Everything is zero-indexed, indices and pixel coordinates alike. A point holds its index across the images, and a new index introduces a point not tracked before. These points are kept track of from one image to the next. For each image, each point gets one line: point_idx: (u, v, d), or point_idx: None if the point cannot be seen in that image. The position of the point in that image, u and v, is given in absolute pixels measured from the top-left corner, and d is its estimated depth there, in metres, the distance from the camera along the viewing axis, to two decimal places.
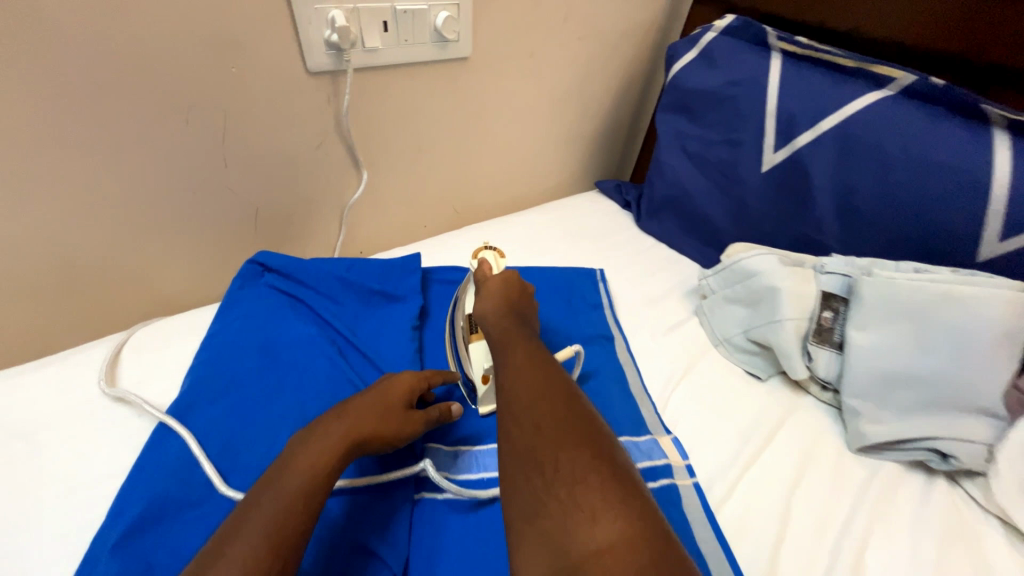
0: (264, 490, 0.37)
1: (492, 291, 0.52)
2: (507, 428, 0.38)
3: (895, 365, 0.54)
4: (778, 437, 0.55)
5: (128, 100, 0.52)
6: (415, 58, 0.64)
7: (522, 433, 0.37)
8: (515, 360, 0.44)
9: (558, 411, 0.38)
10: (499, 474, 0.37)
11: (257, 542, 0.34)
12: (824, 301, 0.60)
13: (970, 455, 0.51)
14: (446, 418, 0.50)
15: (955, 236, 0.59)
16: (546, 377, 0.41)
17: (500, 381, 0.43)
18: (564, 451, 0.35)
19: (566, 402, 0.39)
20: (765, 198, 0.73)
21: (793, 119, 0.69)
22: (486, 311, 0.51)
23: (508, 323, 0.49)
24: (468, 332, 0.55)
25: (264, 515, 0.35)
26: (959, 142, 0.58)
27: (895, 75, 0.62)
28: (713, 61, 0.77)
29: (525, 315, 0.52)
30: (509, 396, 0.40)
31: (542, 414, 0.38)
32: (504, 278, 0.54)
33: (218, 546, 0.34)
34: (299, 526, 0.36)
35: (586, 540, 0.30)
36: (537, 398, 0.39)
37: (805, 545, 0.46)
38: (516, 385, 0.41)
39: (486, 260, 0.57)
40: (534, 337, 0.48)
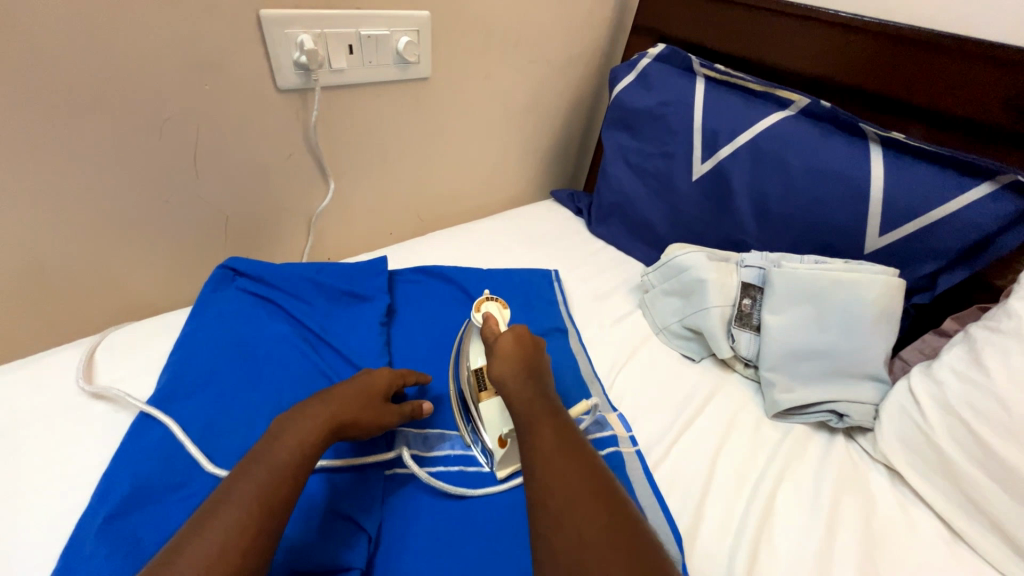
0: (253, 461, 0.41)
1: (508, 355, 0.54)
2: (551, 538, 0.38)
3: (801, 342, 0.64)
4: (708, 408, 0.64)
5: (105, 114, 0.56)
6: (379, 78, 0.70)
7: (564, 541, 0.37)
8: (546, 448, 0.44)
9: (602, 520, 0.38)
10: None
11: (250, 505, 0.38)
12: (744, 290, 0.70)
13: (861, 413, 0.61)
14: (418, 414, 0.54)
15: (846, 233, 0.70)
16: (582, 473, 0.41)
17: (533, 473, 0.42)
18: (615, 571, 0.34)
19: (608, 508, 0.39)
20: (696, 204, 0.83)
21: (715, 135, 0.79)
22: (507, 376, 0.52)
23: (532, 396, 0.49)
24: (478, 389, 0.57)
25: (255, 481, 0.39)
26: (846, 153, 0.69)
27: (794, 98, 0.73)
28: (648, 84, 0.87)
29: (545, 383, 0.52)
30: (546, 497, 0.40)
31: (587, 525, 0.37)
32: (515, 335, 0.56)
33: (212, 509, 0.38)
34: (287, 493, 0.40)
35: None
36: (578, 503, 0.39)
37: (727, 495, 0.54)
38: (553, 485, 0.40)
39: (491, 314, 0.59)
40: (558, 409, 0.49)
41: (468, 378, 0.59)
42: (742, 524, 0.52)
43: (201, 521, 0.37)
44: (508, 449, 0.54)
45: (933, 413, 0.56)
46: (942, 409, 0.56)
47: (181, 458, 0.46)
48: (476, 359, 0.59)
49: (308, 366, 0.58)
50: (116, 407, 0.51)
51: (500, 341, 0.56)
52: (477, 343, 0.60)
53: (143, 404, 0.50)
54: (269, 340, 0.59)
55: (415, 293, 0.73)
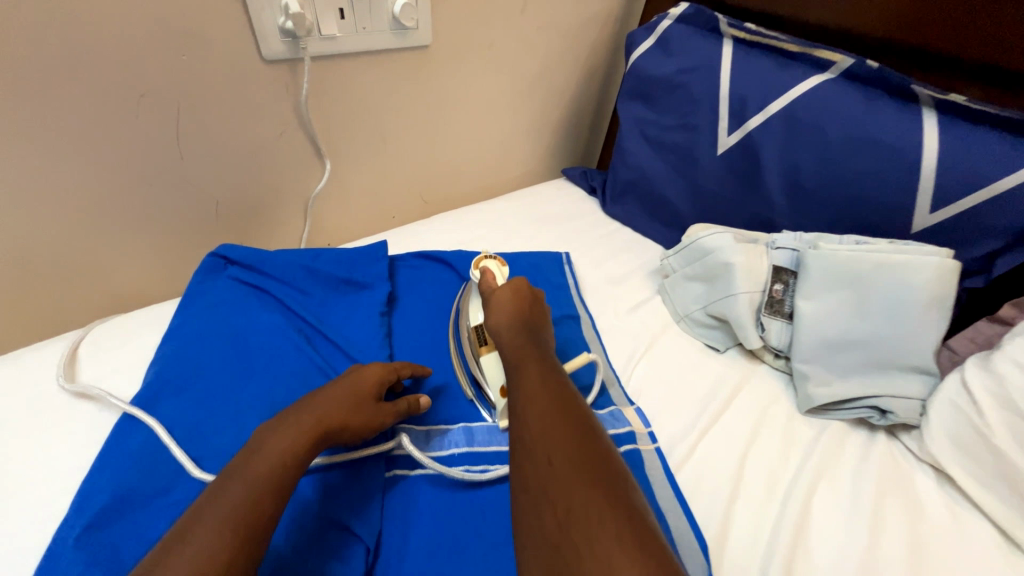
0: (230, 476, 0.37)
1: (502, 303, 0.54)
2: (524, 466, 0.38)
3: (839, 332, 0.58)
4: (734, 403, 0.58)
5: (76, 89, 0.51)
6: (374, 45, 0.64)
7: (534, 467, 0.37)
8: (528, 386, 0.43)
9: (573, 446, 0.37)
10: (515, 508, 0.37)
11: (224, 528, 0.34)
12: (775, 274, 0.64)
13: (906, 410, 0.56)
14: (415, 409, 0.50)
15: (891, 210, 0.63)
16: (560, 408, 0.41)
17: (515, 409, 0.42)
18: (579, 493, 0.34)
19: (580, 436, 0.38)
20: (720, 180, 0.76)
21: (743, 102, 0.72)
22: (499, 325, 0.52)
23: (522, 343, 0.49)
24: (478, 343, 0.57)
25: (230, 500, 0.36)
26: (895, 119, 0.61)
27: (836, 58, 0.65)
28: (669, 48, 0.79)
29: (539, 333, 0.52)
30: (522, 428, 0.40)
31: (557, 451, 0.37)
32: (512, 286, 0.56)
33: (180, 533, 0.34)
34: (267, 512, 0.36)
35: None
36: (550, 431, 0.38)
37: (756, 499, 0.50)
38: (530, 418, 0.40)
39: (489, 269, 0.60)
40: (548, 354, 0.49)
41: (469, 336, 0.59)
42: (774, 532, 0.47)
43: (167, 547, 0.33)
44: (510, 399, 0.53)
45: (991, 410, 0.50)
46: (1001, 404, 0.50)
47: (169, 460, 0.44)
48: (474, 316, 0.59)
49: (303, 360, 0.54)
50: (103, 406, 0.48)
51: (496, 293, 0.56)
52: (476, 301, 0.60)
53: (128, 403, 0.47)
54: (261, 332, 0.55)
55: (417, 280, 0.69)
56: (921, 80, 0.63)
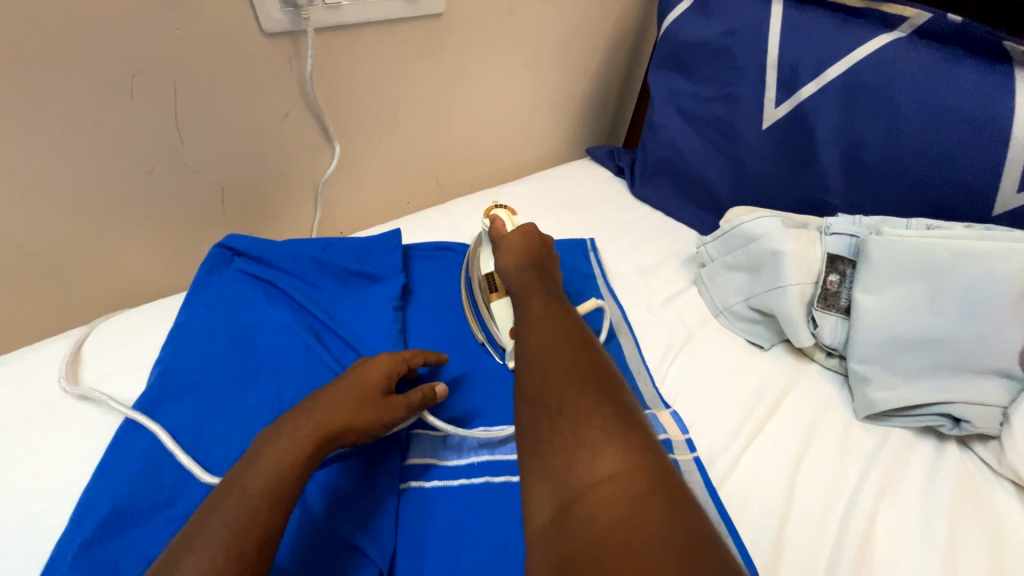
0: (223, 495, 0.34)
1: (513, 247, 0.54)
2: (523, 377, 0.39)
3: (905, 330, 0.51)
4: (782, 408, 0.53)
5: (65, 70, 0.47)
6: (382, 14, 0.58)
7: (532, 377, 0.38)
8: (534, 315, 0.45)
9: (569, 358, 0.38)
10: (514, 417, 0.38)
11: (215, 555, 0.31)
12: (830, 264, 0.57)
13: (983, 419, 0.49)
14: (430, 400, 0.46)
15: (968, 189, 0.55)
16: (563, 331, 0.42)
17: (520, 334, 0.44)
18: (572, 395, 0.35)
19: (577, 350, 0.39)
20: (765, 156, 0.69)
21: (795, 68, 0.64)
22: (510, 268, 0.53)
23: (530, 279, 0.50)
24: (489, 291, 0.56)
25: (220, 525, 0.33)
26: (977, 83, 0.53)
27: (907, 13, 0.56)
28: (708, 9, 0.71)
29: (549, 274, 0.52)
30: (524, 348, 0.41)
31: (553, 362, 0.38)
32: (523, 232, 0.55)
33: (168, 563, 0.31)
34: (261, 535, 0.33)
35: (588, 471, 0.31)
36: (549, 348, 0.40)
37: (811, 521, 0.44)
38: (533, 338, 0.42)
39: (499, 217, 0.57)
40: (555, 291, 0.49)
41: (480, 285, 0.58)
42: (834, 558, 0.42)
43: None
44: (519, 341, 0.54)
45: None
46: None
47: (173, 467, 0.41)
48: (485, 264, 0.58)
49: (312, 358, 0.50)
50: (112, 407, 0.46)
51: (506, 239, 0.55)
52: (487, 250, 0.59)
53: (130, 406, 0.45)
54: (269, 330, 0.52)
55: (434, 270, 0.65)
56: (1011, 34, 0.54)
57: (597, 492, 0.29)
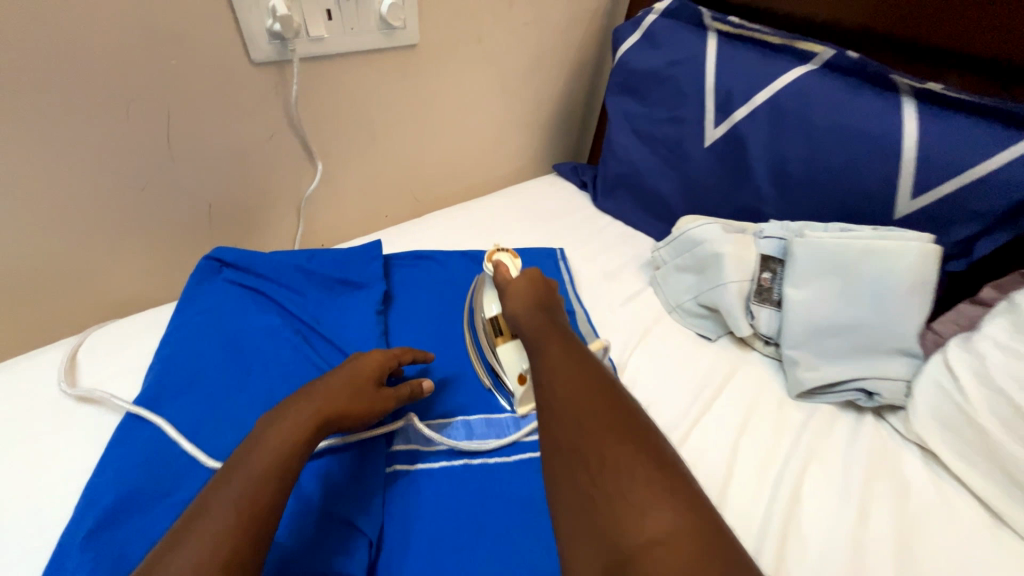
0: (233, 468, 0.38)
1: (518, 293, 0.55)
2: (551, 426, 0.38)
3: (826, 317, 0.60)
4: (727, 390, 0.60)
5: (65, 95, 0.51)
6: (362, 46, 0.64)
7: (564, 428, 0.37)
8: (551, 358, 0.44)
9: (600, 406, 0.38)
10: (545, 469, 0.37)
11: (229, 517, 0.35)
12: (763, 263, 0.65)
13: (891, 391, 0.57)
14: (418, 394, 0.52)
15: (874, 197, 0.64)
16: (585, 376, 0.41)
17: (542, 380, 0.43)
18: (610, 447, 0.34)
19: (606, 398, 0.39)
20: (708, 171, 0.77)
21: (729, 94, 0.73)
22: (518, 311, 0.53)
23: (541, 322, 0.50)
24: (494, 334, 0.59)
25: (232, 492, 0.37)
26: (875, 108, 0.63)
27: (817, 49, 0.66)
28: (656, 42, 0.80)
29: (556, 315, 0.53)
30: (549, 394, 0.41)
31: (585, 411, 0.37)
32: (528, 278, 0.57)
33: (186, 525, 0.35)
34: (270, 501, 0.37)
35: (638, 532, 0.30)
36: (577, 395, 0.39)
37: (750, 484, 0.51)
38: (556, 383, 0.41)
39: (502, 262, 0.59)
40: (569, 333, 0.49)
41: (484, 327, 0.60)
42: (768, 513, 0.49)
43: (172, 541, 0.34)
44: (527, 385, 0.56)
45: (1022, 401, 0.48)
46: (1009, 409, 0.49)
47: (176, 459, 0.45)
48: (490, 308, 0.60)
49: (300, 358, 0.54)
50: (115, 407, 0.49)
51: (512, 285, 0.56)
52: (490, 292, 0.61)
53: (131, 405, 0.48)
54: (259, 334, 0.55)
55: (412, 278, 0.70)
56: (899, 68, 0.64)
57: (651, 555, 0.29)
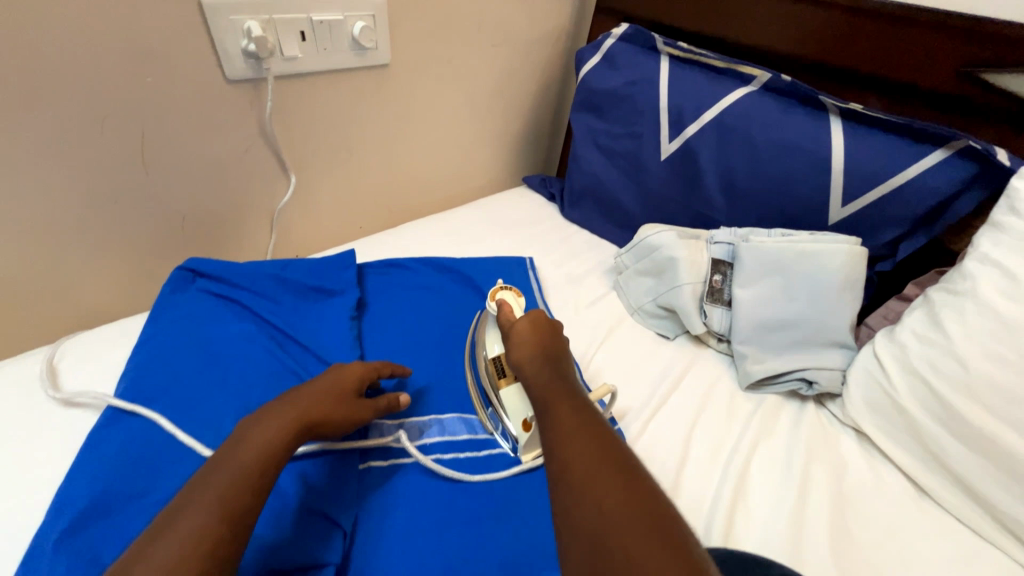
0: (217, 466, 0.40)
1: (524, 340, 0.54)
2: (570, 508, 0.36)
3: (771, 314, 0.65)
4: (682, 383, 0.64)
5: (40, 110, 0.52)
6: (335, 65, 0.68)
7: (584, 513, 0.35)
8: (564, 424, 0.42)
9: (621, 487, 0.36)
10: (564, 559, 0.34)
11: (210, 511, 0.37)
12: (715, 266, 0.71)
13: (829, 379, 0.63)
14: (395, 407, 0.53)
15: (810, 206, 0.71)
16: (604, 450, 0.39)
17: (555, 449, 0.40)
18: (636, 538, 0.32)
19: (627, 479, 0.36)
20: (665, 183, 0.83)
21: (681, 112, 0.79)
22: (524, 360, 0.53)
23: (549, 377, 0.49)
24: (497, 376, 0.58)
25: (214, 488, 0.38)
26: (807, 125, 0.70)
27: (756, 73, 0.73)
28: (614, 65, 0.86)
29: (565, 367, 0.51)
30: (565, 468, 0.38)
31: (606, 493, 0.35)
32: (531, 320, 0.56)
33: (168, 518, 0.36)
34: (251, 499, 0.39)
35: None
36: (595, 471, 0.37)
37: (702, 466, 0.56)
38: (573, 458, 0.38)
39: (506, 301, 0.60)
40: (577, 388, 0.48)
41: (486, 368, 0.60)
42: (718, 493, 0.53)
43: (154, 533, 0.35)
44: (532, 433, 0.54)
45: (942, 390, 0.53)
46: (931, 396, 0.55)
47: (153, 460, 0.46)
48: (493, 348, 0.61)
49: (275, 364, 0.56)
50: (89, 413, 0.50)
51: (516, 327, 0.56)
52: (494, 332, 0.62)
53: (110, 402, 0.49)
54: (233, 341, 0.57)
55: (385, 285, 0.72)
56: (830, 91, 0.71)
57: None
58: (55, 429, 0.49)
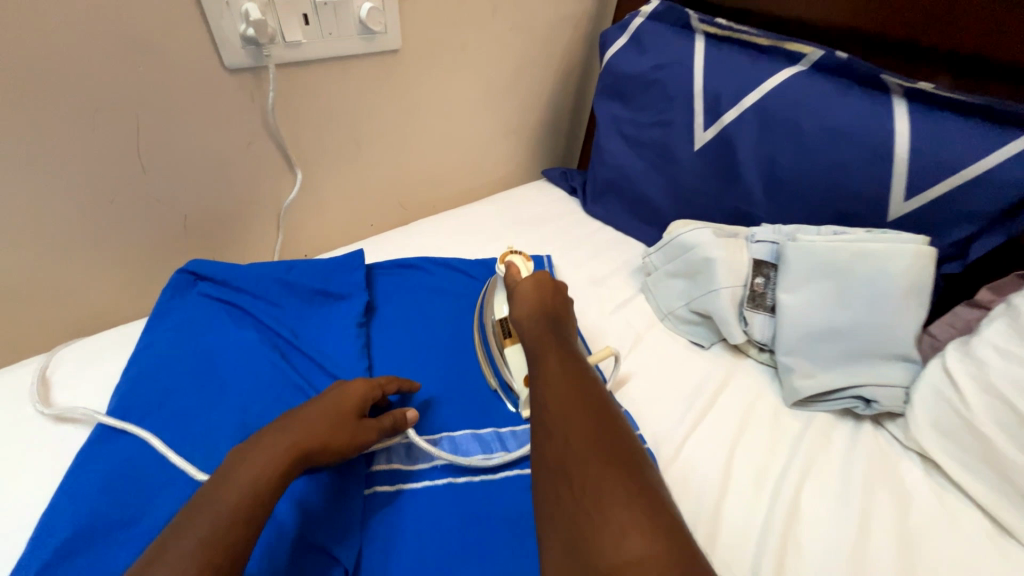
0: (197, 507, 0.36)
1: (525, 297, 0.54)
2: (542, 443, 0.38)
3: (822, 324, 0.58)
4: (719, 399, 0.58)
5: (30, 105, 0.49)
6: (342, 51, 0.63)
7: (552, 446, 0.37)
8: (548, 371, 0.44)
9: (589, 423, 0.37)
10: (533, 486, 0.37)
11: (186, 563, 0.32)
12: (756, 268, 0.64)
13: (889, 398, 0.56)
14: (401, 424, 0.49)
15: (865, 200, 0.63)
16: (581, 395, 0.40)
17: (537, 394, 0.42)
18: (594, 466, 0.34)
19: (598, 416, 0.38)
20: (698, 175, 0.76)
21: (718, 97, 0.71)
22: (522, 318, 0.53)
23: (543, 331, 0.50)
24: (502, 336, 0.58)
25: (192, 537, 0.34)
26: (866, 108, 0.62)
27: (806, 50, 0.65)
28: (642, 46, 0.79)
29: (565, 327, 0.51)
30: (542, 408, 0.40)
31: (573, 428, 0.37)
32: (535, 280, 0.56)
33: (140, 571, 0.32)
34: (233, 546, 0.34)
35: (614, 553, 0.29)
36: (568, 410, 0.39)
37: (744, 497, 0.49)
38: (550, 399, 0.40)
39: (514, 264, 0.59)
40: (570, 343, 0.49)
41: (493, 329, 0.59)
42: (764, 531, 0.47)
43: None
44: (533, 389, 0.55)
45: None
46: (1016, 421, 0.47)
47: (142, 481, 0.43)
48: (499, 309, 0.59)
49: (278, 375, 0.52)
50: (81, 428, 0.47)
51: (520, 287, 0.56)
52: (501, 293, 0.61)
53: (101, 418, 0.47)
54: (234, 351, 0.53)
55: (396, 288, 0.68)
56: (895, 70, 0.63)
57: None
58: (43, 444, 0.46)
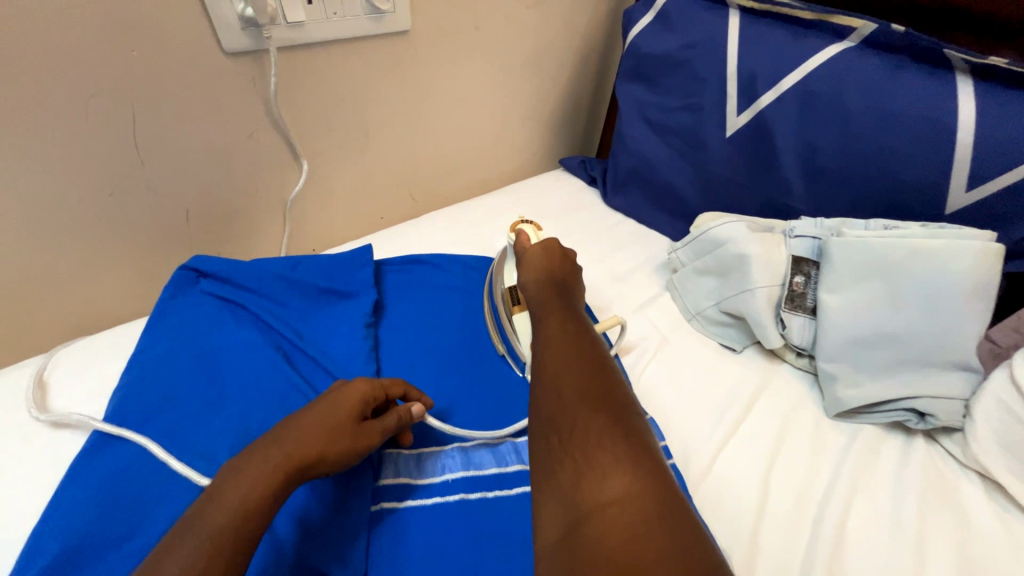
0: (183, 532, 0.33)
1: (532, 263, 0.50)
2: (534, 394, 0.35)
3: (869, 328, 0.53)
4: (753, 410, 0.53)
5: (20, 95, 0.46)
6: (347, 33, 0.59)
7: (544, 396, 0.34)
8: (548, 329, 0.41)
9: (582, 373, 0.34)
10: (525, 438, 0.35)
11: None
12: (795, 265, 0.58)
13: (947, 411, 0.50)
14: (406, 421, 0.46)
15: (920, 189, 0.57)
16: (577, 349, 0.37)
17: (535, 352, 0.40)
18: (583, 414, 0.31)
19: (592, 367, 0.35)
20: (729, 164, 0.70)
21: (754, 77, 0.65)
22: (528, 284, 0.49)
23: (548, 294, 0.46)
24: (511, 303, 0.57)
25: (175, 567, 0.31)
26: (924, 88, 0.55)
27: (855, 24, 0.59)
28: (669, 23, 0.73)
29: (571, 290, 0.48)
30: (538, 362, 0.37)
31: (565, 379, 0.34)
32: (544, 247, 0.52)
33: None
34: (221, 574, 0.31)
35: (594, 495, 0.27)
36: (562, 362, 0.36)
37: (783, 522, 0.45)
38: (546, 353, 0.38)
39: (524, 232, 0.55)
40: (576, 306, 0.45)
41: (502, 297, 0.59)
42: (806, 563, 0.43)
43: None
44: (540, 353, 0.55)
45: None
46: None
47: (137, 494, 0.41)
48: (509, 278, 0.59)
49: (280, 379, 0.49)
50: (77, 435, 0.45)
51: (528, 254, 0.52)
52: (510, 262, 0.59)
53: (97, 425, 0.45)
54: (235, 354, 0.50)
55: (406, 285, 0.64)
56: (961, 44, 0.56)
57: (602, 518, 0.26)
58: (38, 452, 0.44)
